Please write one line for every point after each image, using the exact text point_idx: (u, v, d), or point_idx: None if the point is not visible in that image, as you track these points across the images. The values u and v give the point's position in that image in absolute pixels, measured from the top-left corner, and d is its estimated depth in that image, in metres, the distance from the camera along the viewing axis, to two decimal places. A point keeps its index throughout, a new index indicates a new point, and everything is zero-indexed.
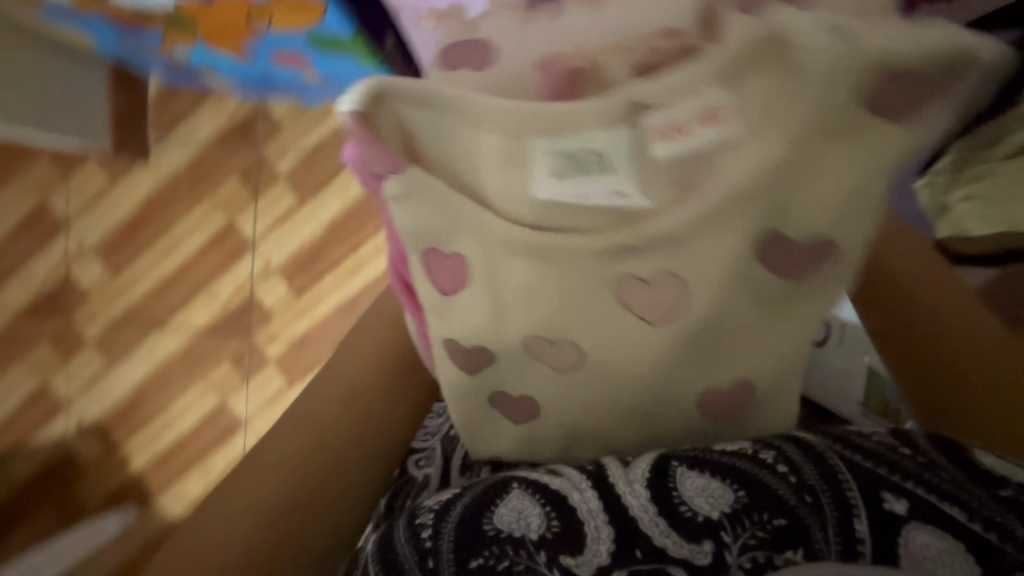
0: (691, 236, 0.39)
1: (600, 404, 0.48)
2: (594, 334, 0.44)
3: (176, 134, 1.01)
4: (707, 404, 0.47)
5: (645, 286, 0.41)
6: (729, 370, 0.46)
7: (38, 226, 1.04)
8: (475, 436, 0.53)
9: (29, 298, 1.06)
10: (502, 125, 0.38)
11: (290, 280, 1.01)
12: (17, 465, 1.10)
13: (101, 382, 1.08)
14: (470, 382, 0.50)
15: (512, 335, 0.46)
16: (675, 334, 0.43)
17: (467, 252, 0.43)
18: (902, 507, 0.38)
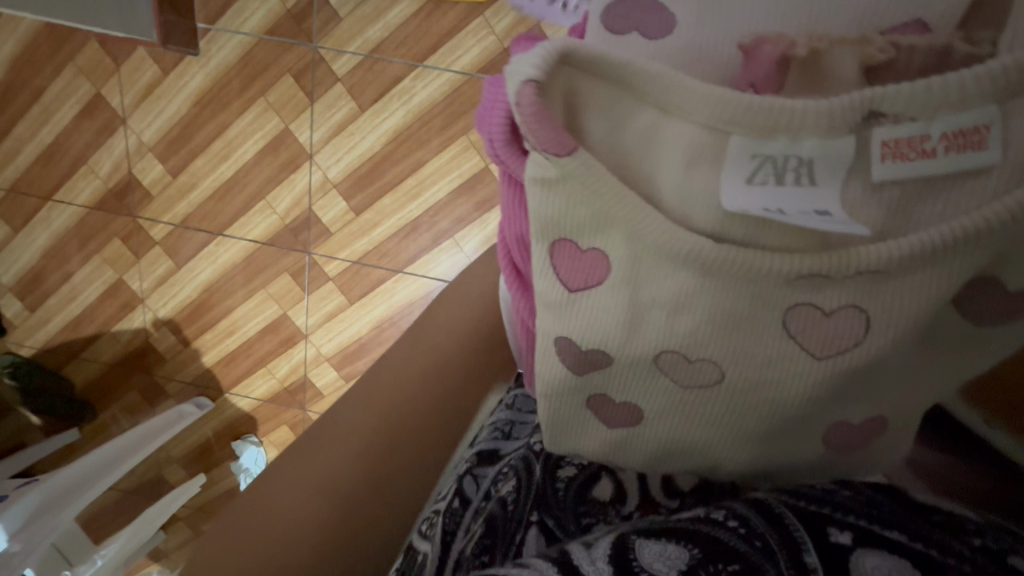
0: (902, 267, 0.24)
1: (702, 444, 0.31)
2: (741, 362, 0.28)
3: (224, 20, 0.90)
4: (828, 451, 0.31)
5: (821, 316, 0.26)
6: (869, 409, 0.30)
7: (94, 118, 0.99)
8: (562, 433, 0.35)
9: (96, 193, 1.05)
10: (694, 115, 0.25)
11: (348, 196, 0.95)
12: (106, 348, 1.19)
13: (169, 281, 1.10)
14: (568, 381, 0.32)
15: (628, 345, 0.29)
16: (839, 381, 0.27)
17: (610, 245, 0.28)
18: (847, 537, 0.27)
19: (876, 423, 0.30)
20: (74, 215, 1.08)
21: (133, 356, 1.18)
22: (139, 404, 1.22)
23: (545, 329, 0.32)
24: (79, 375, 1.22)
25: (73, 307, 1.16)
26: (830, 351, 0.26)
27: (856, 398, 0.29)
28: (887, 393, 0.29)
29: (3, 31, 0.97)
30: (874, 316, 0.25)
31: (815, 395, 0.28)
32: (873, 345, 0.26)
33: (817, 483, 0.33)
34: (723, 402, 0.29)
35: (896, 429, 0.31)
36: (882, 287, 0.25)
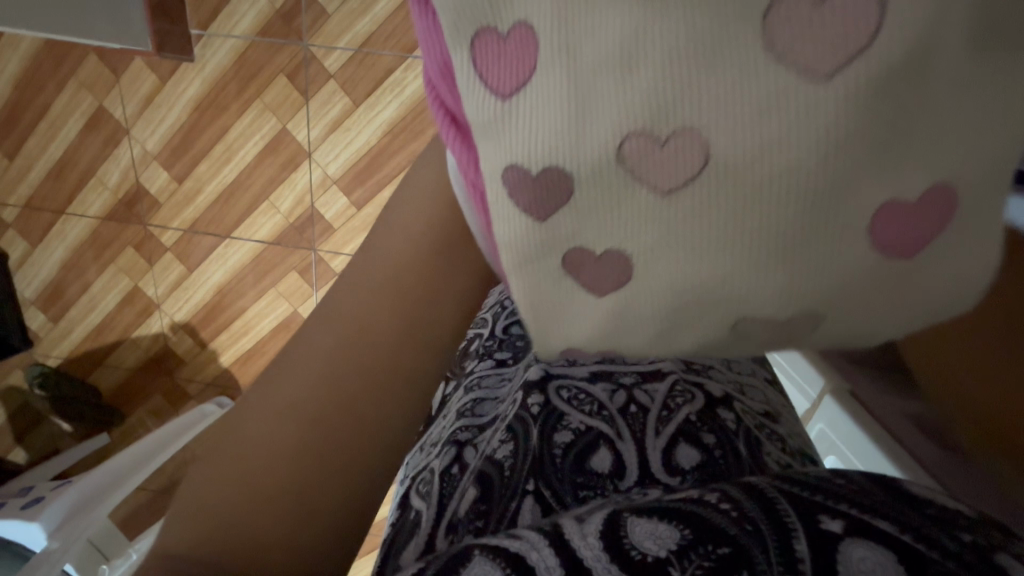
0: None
1: (711, 269, 0.22)
2: (733, 105, 0.19)
3: (217, 24, 0.91)
4: (900, 250, 0.22)
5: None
6: (946, 159, 0.20)
7: (100, 130, 1.02)
8: (546, 322, 0.27)
9: (108, 204, 1.08)
10: None
11: (349, 191, 0.96)
12: (128, 354, 1.22)
13: (183, 286, 1.13)
14: (528, 237, 0.24)
15: (582, 141, 0.21)
16: (877, 97, 0.18)
17: (524, 0, 0.21)
18: (838, 525, 0.22)
19: (956, 187, 0.21)
20: (88, 226, 1.11)
21: (154, 360, 1.22)
22: (163, 407, 1.26)
23: (487, 175, 0.24)
24: (104, 380, 1.26)
25: (93, 316, 1.20)
26: (842, 59, 0.18)
27: (917, 144, 0.19)
28: (958, 118, 0.19)
29: (7, 50, 0.99)
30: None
31: (845, 138, 0.19)
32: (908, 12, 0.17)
33: (888, 302, 0.23)
34: (725, 198, 0.21)
35: (995, 182, 0.21)
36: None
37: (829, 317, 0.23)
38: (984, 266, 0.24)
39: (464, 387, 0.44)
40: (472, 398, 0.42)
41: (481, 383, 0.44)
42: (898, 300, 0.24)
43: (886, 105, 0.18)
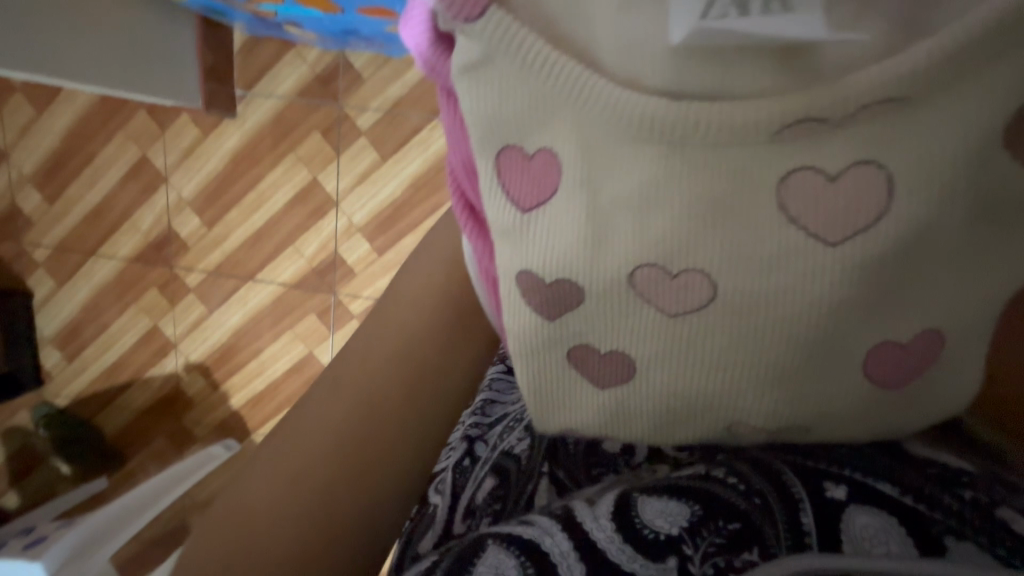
0: (915, 101, 0.24)
1: (713, 374, 0.31)
2: (732, 254, 0.28)
3: (260, 86, 1.00)
4: (873, 382, 0.30)
5: (824, 189, 0.26)
6: (914, 319, 0.29)
7: (140, 178, 1.09)
8: (550, 404, 0.36)
9: (138, 246, 1.13)
10: None
11: (372, 238, 1.02)
12: (138, 395, 1.23)
13: (203, 327, 1.15)
14: (549, 329, 0.33)
15: (608, 267, 0.30)
16: (854, 268, 0.27)
17: (560, 144, 0.29)
18: (841, 492, 0.29)
19: (934, 332, 0.29)
20: (116, 268, 1.15)
21: (164, 401, 1.22)
22: (166, 450, 1.23)
23: (507, 271, 0.33)
24: (110, 422, 1.25)
25: (108, 355, 1.22)
26: (842, 235, 0.26)
27: (894, 308, 0.28)
28: (924, 286, 0.28)
29: (61, 105, 1.08)
30: (897, 180, 0.25)
31: (836, 292, 0.27)
32: (899, 214, 0.25)
33: (876, 419, 0.32)
34: (727, 325, 0.29)
35: (962, 337, 0.30)
36: (897, 142, 0.25)
37: (818, 431, 0.32)
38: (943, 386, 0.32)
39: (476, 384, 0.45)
40: (484, 397, 0.44)
41: (494, 384, 0.44)
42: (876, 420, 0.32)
43: (865, 270, 0.27)
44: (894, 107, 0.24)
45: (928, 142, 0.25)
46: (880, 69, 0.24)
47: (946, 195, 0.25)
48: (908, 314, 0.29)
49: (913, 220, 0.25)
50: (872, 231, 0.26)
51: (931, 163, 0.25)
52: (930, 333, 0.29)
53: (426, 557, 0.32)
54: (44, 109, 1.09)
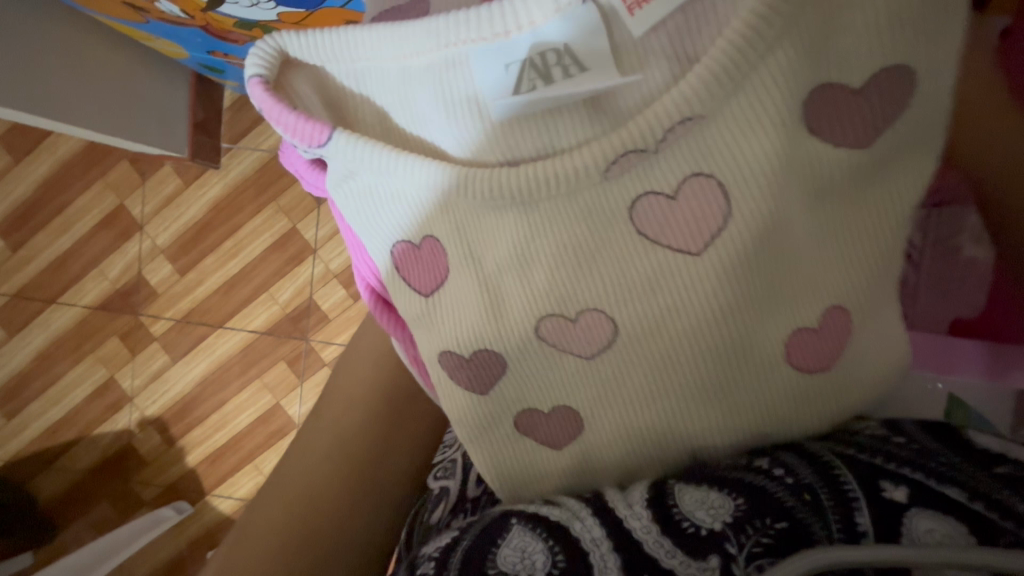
0: (706, 120, 0.35)
1: (644, 393, 0.42)
2: (615, 292, 0.40)
3: (247, 139, 1.05)
4: (796, 368, 0.40)
5: (670, 204, 0.37)
6: (812, 304, 0.40)
7: (114, 226, 1.09)
8: (508, 472, 0.47)
9: (103, 295, 1.11)
10: (437, 71, 0.39)
11: (349, 284, 1.04)
12: (81, 454, 1.14)
13: (164, 378, 1.11)
14: (493, 406, 0.45)
15: (524, 317, 0.42)
16: (722, 270, 0.38)
17: (442, 234, 0.43)
18: (901, 493, 0.37)
19: (836, 307, 0.40)
20: (76, 316, 1.12)
21: (111, 461, 1.14)
22: (109, 516, 1.13)
23: (430, 356, 0.47)
24: (46, 487, 1.15)
25: (55, 410, 1.14)
26: (701, 245, 0.38)
27: (787, 311, 0.40)
28: (810, 271, 0.39)
29: (42, 154, 1.09)
30: (724, 183, 0.36)
31: (723, 296, 0.38)
32: (740, 218, 0.37)
33: (796, 412, 0.42)
34: (624, 352, 0.41)
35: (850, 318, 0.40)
36: (714, 167, 0.36)
37: (753, 436, 0.43)
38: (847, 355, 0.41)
39: None
40: None
41: None
42: (823, 395, 0.42)
43: (736, 271, 0.38)
44: (693, 139, 0.36)
45: (745, 149, 0.35)
46: (667, 104, 0.35)
47: (777, 211, 0.37)
48: (800, 300, 0.40)
49: (762, 219, 0.36)
50: (722, 234, 0.37)
51: (753, 189, 0.36)
52: (834, 309, 0.40)
53: (449, 532, 0.43)
54: (21, 158, 1.09)
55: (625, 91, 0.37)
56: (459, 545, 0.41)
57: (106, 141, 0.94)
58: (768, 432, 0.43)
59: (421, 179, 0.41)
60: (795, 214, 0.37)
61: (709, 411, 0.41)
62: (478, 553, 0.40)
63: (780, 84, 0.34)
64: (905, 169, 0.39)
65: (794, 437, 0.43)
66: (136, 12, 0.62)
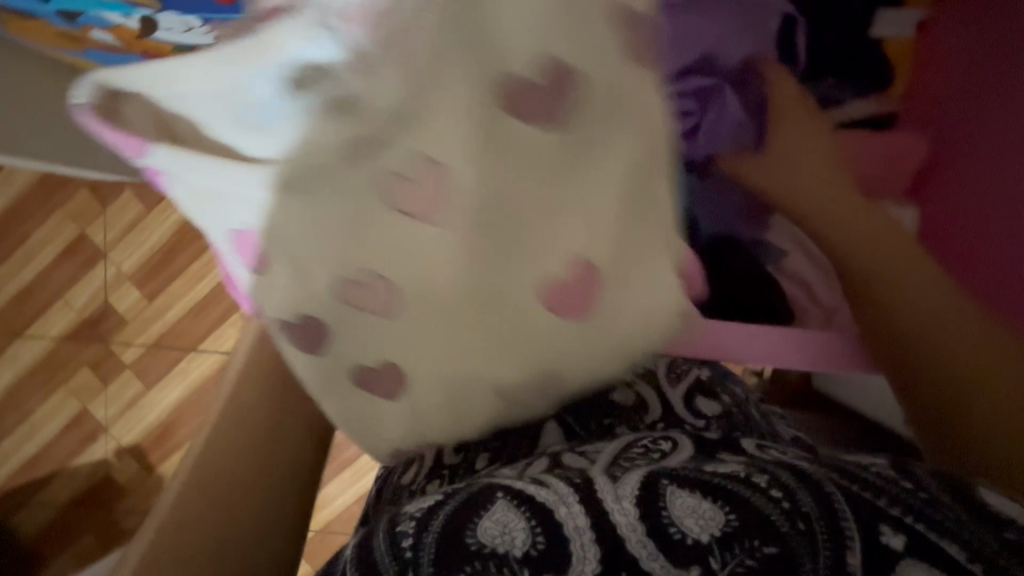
0: (405, 114, 0.49)
1: (442, 334, 0.52)
2: (383, 261, 0.50)
3: None
4: (563, 316, 0.51)
5: (410, 186, 0.49)
6: (555, 259, 0.51)
7: (77, 255, 1.07)
8: (362, 417, 0.55)
9: (70, 325, 1.09)
10: (201, 82, 0.47)
11: None
12: (58, 488, 1.12)
13: (138, 405, 1.10)
14: (327, 361, 0.53)
15: (324, 284, 0.51)
16: (459, 228, 0.50)
17: (247, 217, 0.49)
18: (897, 542, 0.35)
19: (578, 259, 0.51)
20: (43, 349, 1.09)
21: (90, 493, 1.12)
22: (92, 547, 1.12)
23: (278, 318, 0.52)
24: (25, 524, 1.13)
25: (27, 446, 1.12)
26: (428, 221, 0.50)
27: (542, 264, 0.51)
28: (557, 233, 0.51)
29: None
30: (448, 163, 0.49)
31: (467, 255, 0.51)
32: (454, 185, 0.50)
33: (591, 347, 0.52)
34: (397, 308, 0.51)
35: (602, 275, 0.51)
36: (419, 139, 0.49)
37: (563, 370, 0.52)
38: (640, 308, 0.52)
39: None
40: None
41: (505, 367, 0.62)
42: (587, 345, 0.52)
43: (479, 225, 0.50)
44: (405, 125, 0.49)
45: (466, 146, 0.49)
46: (381, 98, 0.49)
47: (485, 183, 0.50)
48: (540, 241, 0.51)
49: (488, 188, 0.50)
50: (456, 206, 0.50)
51: (445, 150, 0.49)
52: (573, 259, 0.51)
53: (431, 497, 0.42)
54: None
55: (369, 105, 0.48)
56: (438, 513, 0.39)
57: (61, 171, 0.92)
58: (555, 368, 0.52)
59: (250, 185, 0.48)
60: (526, 192, 0.50)
61: (506, 338, 0.52)
62: (457, 521, 0.38)
63: (448, 101, 0.49)
64: (611, 160, 0.51)
65: (798, 462, 0.41)
66: (71, 40, 0.61)
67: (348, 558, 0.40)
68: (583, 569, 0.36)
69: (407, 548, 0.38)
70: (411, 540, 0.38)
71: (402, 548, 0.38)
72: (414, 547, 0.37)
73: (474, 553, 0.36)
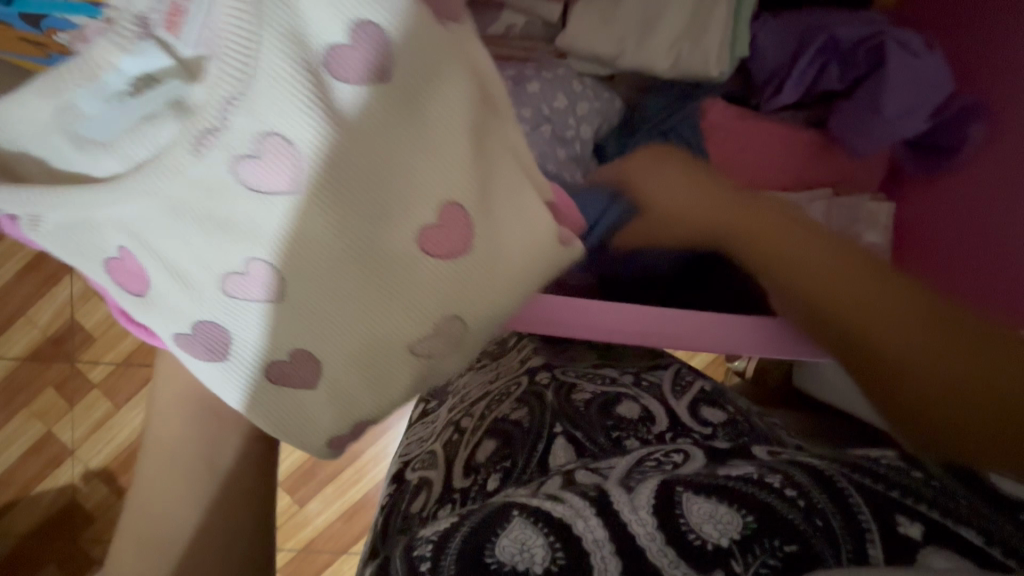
0: (221, 79, 0.38)
1: (337, 316, 0.45)
2: (259, 244, 0.43)
3: None
4: (442, 262, 0.43)
5: (252, 161, 0.40)
6: (425, 207, 0.42)
7: (39, 270, 1.03)
8: (289, 425, 0.49)
9: (33, 344, 1.04)
10: (41, 115, 0.42)
11: None
12: (20, 517, 1.06)
13: (107, 426, 1.06)
14: (239, 370, 0.48)
15: (207, 283, 0.45)
16: (315, 198, 0.41)
17: (119, 238, 0.46)
18: (916, 529, 0.34)
19: (453, 205, 0.41)
20: (3, 370, 1.04)
21: (55, 520, 1.07)
22: None
23: (179, 343, 0.48)
24: None
25: None
26: (286, 184, 0.40)
27: (413, 217, 0.42)
28: (417, 181, 0.41)
29: None
30: (276, 126, 0.39)
31: (331, 220, 0.41)
32: (299, 151, 0.39)
33: (487, 293, 0.44)
34: (284, 300, 0.45)
35: (480, 214, 0.42)
36: (247, 106, 0.38)
37: (462, 318, 0.45)
38: (541, 237, 0.43)
39: (492, 395, 0.62)
40: (495, 400, 0.60)
41: (505, 390, 0.62)
42: (479, 288, 0.44)
43: (327, 185, 0.40)
44: (228, 96, 0.38)
45: (297, 112, 0.38)
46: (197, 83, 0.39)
47: (329, 140, 0.39)
48: (405, 201, 0.41)
49: (327, 142, 0.39)
50: (299, 169, 0.40)
51: (275, 118, 0.38)
52: (449, 207, 0.41)
53: (446, 519, 0.40)
54: None
55: (191, 87, 0.39)
56: (455, 535, 0.37)
57: None
58: (469, 318, 0.45)
59: (95, 206, 0.43)
60: (372, 152, 0.40)
61: (405, 309, 0.44)
62: (473, 542, 0.36)
63: (264, 42, 0.37)
64: (448, 82, 0.40)
65: (803, 460, 0.41)
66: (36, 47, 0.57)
67: None
68: None
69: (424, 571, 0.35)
70: (428, 563, 0.35)
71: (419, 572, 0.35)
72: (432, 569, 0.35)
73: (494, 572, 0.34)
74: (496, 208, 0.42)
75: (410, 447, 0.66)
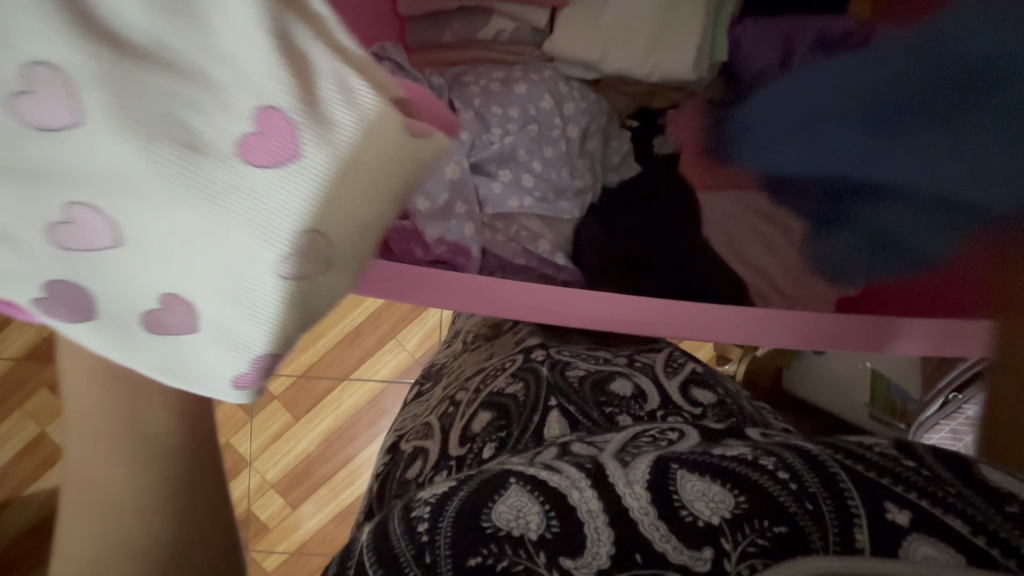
0: None
1: (175, 244, 0.36)
2: (72, 180, 0.36)
3: None
4: (266, 166, 0.34)
5: (38, 97, 0.35)
6: (229, 113, 0.34)
7: None
8: (180, 379, 0.40)
9: (29, 345, 1.04)
10: None
11: None
12: (12, 518, 1.06)
13: None
14: (105, 335, 0.40)
15: (40, 245, 0.39)
16: (103, 120, 0.34)
17: None
18: (903, 517, 0.34)
19: (269, 107, 0.34)
20: None
21: (45, 522, 1.06)
22: None
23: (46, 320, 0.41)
24: None
25: None
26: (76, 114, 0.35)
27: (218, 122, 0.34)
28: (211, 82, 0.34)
29: None
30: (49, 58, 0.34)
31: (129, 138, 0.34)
32: (82, 78, 0.34)
33: (346, 196, 0.35)
34: (120, 246, 0.38)
35: (302, 108, 0.34)
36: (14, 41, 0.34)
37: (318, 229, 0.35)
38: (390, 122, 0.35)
39: (487, 369, 0.62)
40: (492, 375, 0.60)
41: (502, 364, 0.62)
42: (327, 187, 0.35)
43: (110, 104, 0.34)
44: None
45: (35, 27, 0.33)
46: None
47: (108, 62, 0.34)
48: (206, 108, 0.35)
49: (101, 64, 0.34)
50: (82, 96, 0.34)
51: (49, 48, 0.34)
52: (262, 106, 0.34)
53: (446, 481, 0.40)
54: None
55: None
56: (454, 496, 0.38)
57: None
58: (334, 233, 0.35)
59: None
60: (153, 64, 0.34)
61: (236, 228, 0.35)
62: (471, 505, 0.36)
63: None
64: None
65: (798, 443, 0.40)
66: None
67: (365, 542, 0.37)
68: (598, 551, 0.34)
69: (423, 531, 0.36)
70: (426, 524, 0.36)
71: (418, 533, 0.36)
72: (430, 530, 0.35)
73: (490, 535, 0.35)
74: (324, 96, 0.34)
75: (403, 421, 0.67)
